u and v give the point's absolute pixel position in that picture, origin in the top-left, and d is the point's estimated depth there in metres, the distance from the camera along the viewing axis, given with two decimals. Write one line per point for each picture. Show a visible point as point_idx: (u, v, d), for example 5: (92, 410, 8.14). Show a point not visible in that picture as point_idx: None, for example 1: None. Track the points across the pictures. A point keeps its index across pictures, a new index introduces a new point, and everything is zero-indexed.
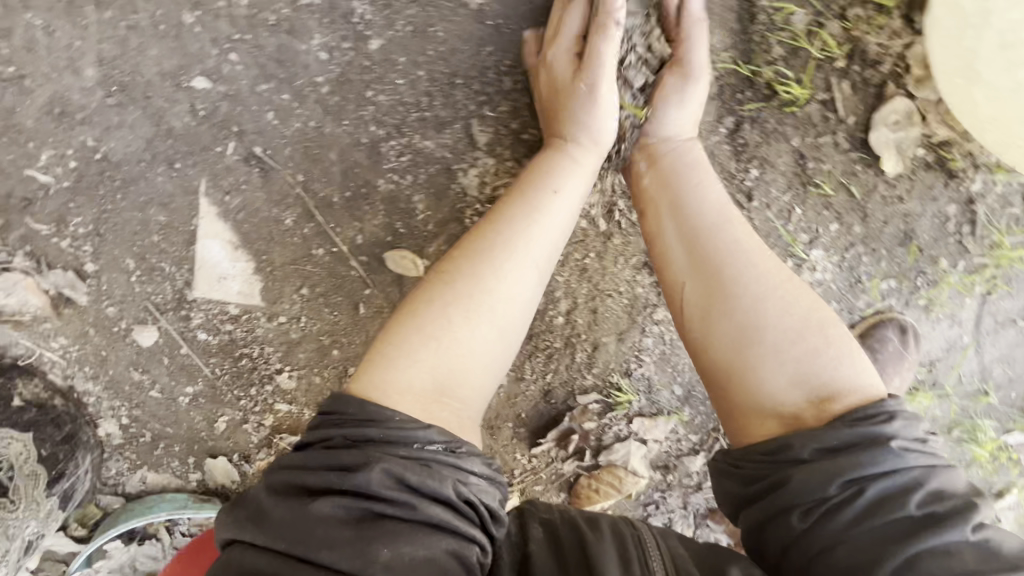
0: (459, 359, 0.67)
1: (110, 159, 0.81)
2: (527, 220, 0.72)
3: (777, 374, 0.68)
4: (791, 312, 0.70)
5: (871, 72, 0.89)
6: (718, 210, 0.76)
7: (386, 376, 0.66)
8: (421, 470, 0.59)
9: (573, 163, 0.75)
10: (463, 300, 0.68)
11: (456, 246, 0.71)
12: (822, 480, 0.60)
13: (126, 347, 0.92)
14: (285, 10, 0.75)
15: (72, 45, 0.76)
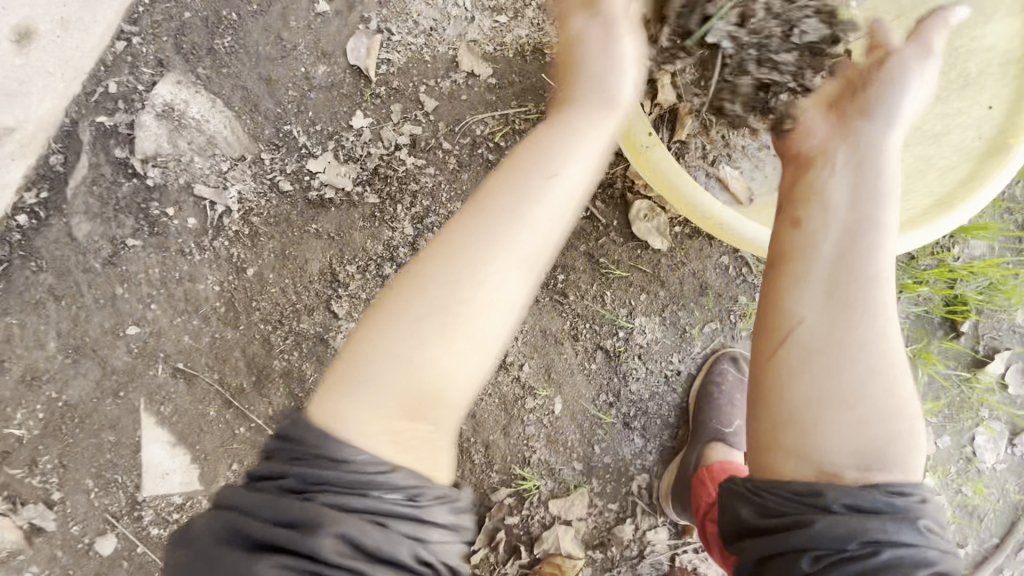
0: (435, 377, 0.62)
1: (69, 403, 1.06)
2: (489, 232, 0.65)
3: (878, 382, 0.65)
4: (887, 398, 0.65)
5: (611, 190, 1.25)
6: (866, 271, 0.68)
7: (337, 399, 0.61)
8: (372, 523, 0.55)
9: (559, 153, 0.70)
10: (456, 316, 0.62)
11: (446, 235, 0.66)
12: (838, 531, 0.60)
13: (91, 559, 1.08)
14: (185, 266, 1.06)
15: (38, 330, 1.04)
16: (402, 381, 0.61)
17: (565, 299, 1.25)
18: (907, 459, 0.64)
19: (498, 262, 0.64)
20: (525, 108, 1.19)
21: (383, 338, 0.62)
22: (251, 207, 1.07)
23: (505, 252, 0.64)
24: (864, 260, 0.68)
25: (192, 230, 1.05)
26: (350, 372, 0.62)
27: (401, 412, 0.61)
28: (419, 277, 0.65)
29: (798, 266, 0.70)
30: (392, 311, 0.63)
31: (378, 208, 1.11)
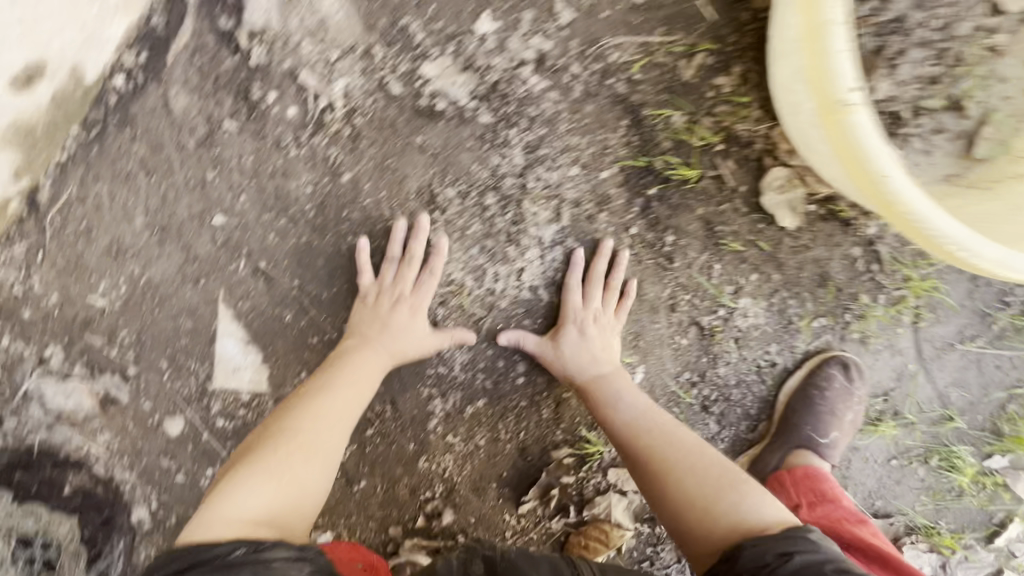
0: (299, 484, 0.88)
1: (152, 282, 1.04)
2: (320, 411, 0.94)
3: (673, 472, 0.96)
4: (714, 481, 0.93)
5: (748, 150, 1.08)
6: (638, 414, 1.03)
7: (212, 513, 0.80)
8: (248, 572, 0.71)
9: (358, 359, 0.99)
10: (278, 474, 0.86)
11: (280, 424, 0.92)
12: (757, 552, 0.81)
13: (158, 436, 1.10)
14: (279, 161, 0.98)
15: (127, 203, 1.00)
16: (275, 496, 0.84)
17: (670, 264, 1.12)
18: (751, 502, 0.90)
19: (319, 426, 0.93)
20: (670, 37, 1.03)
21: (241, 478, 0.85)
22: (355, 105, 0.97)
23: (335, 413, 0.95)
24: (622, 407, 1.05)
25: (291, 122, 0.97)
26: (238, 471, 0.87)
27: (261, 517, 0.82)
28: (284, 426, 0.92)
29: (608, 391, 1.06)
30: (262, 454, 0.89)
31: (490, 129, 1.01)
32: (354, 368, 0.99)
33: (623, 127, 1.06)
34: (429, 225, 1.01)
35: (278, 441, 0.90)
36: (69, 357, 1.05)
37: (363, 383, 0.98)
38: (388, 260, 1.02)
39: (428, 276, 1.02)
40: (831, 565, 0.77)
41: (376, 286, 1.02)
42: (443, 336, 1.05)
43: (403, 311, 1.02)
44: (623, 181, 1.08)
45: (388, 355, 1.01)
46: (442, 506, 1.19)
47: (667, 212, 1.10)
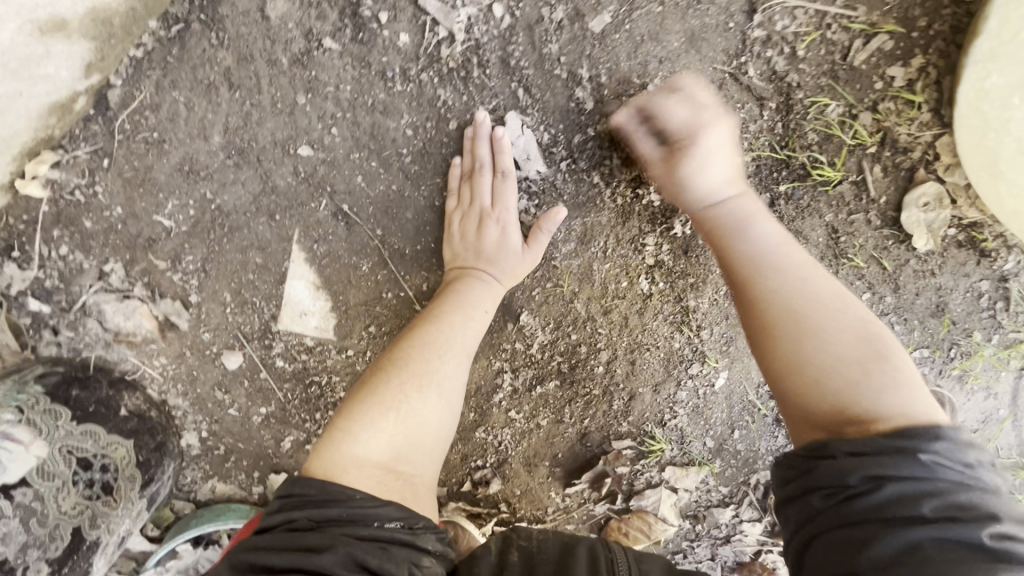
0: (416, 430, 0.74)
1: (222, 209, 0.95)
2: (440, 331, 0.82)
3: (799, 330, 0.65)
4: (836, 337, 0.64)
5: (901, 158, 0.94)
6: (775, 243, 0.76)
7: (339, 449, 0.69)
8: (380, 552, 0.61)
9: (476, 281, 0.87)
10: (400, 406, 0.74)
11: (389, 358, 0.79)
12: (841, 466, 0.55)
13: (215, 368, 1.05)
14: (381, 95, 0.86)
15: (205, 117, 0.89)
16: (398, 431, 0.72)
17: None
18: (892, 395, 0.59)
19: (448, 361, 0.80)
20: (851, 11, 0.88)
21: (361, 414, 0.72)
22: (479, 42, 0.84)
23: (458, 348, 0.82)
24: (765, 249, 0.75)
25: (402, 51, 0.84)
26: (364, 408, 0.73)
27: (382, 467, 0.70)
28: (401, 357, 0.79)
29: (734, 238, 0.78)
30: (379, 385, 0.76)
31: (624, 92, 0.87)
32: (474, 302, 0.86)
33: (769, 112, 0.92)
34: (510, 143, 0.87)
35: (398, 376, 0.76)
36: (129, 276, 0.98)
37: (475, 321, 0.85)
38: (480, 169, 0.86)
39: (503, 179, 0.87)
40: (942, 503, 0.51)
41: (463, 205, 0.89)
42: (540, 240, 0.88)
43: (498, 240, 0.87)
44: (752, 173, 0.95)
45: (497, 284, 0.88)
46: (491, 475, 1.15)
47: (793, 214, 0.97)
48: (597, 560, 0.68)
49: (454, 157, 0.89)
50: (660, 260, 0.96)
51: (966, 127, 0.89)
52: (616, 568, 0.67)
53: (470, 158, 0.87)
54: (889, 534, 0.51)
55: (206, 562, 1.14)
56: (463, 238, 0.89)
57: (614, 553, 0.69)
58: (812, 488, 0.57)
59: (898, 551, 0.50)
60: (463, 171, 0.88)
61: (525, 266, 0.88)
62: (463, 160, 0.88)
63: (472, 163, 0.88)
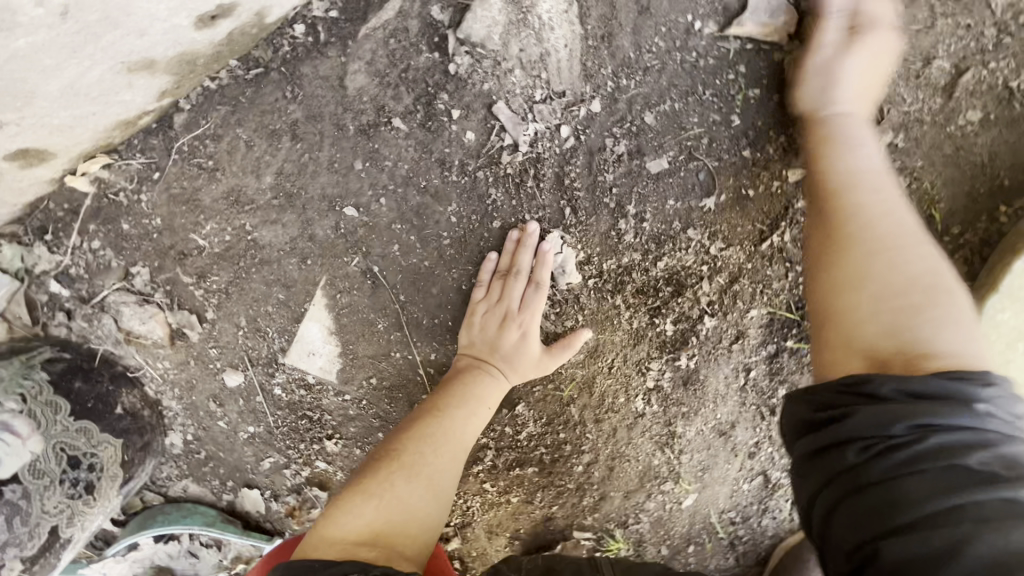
0: (395, 512, 0.77)
1: (257, 242, 0.97)
2: (436, 422, 0.87)
3: (855, 271, 0.71)
4: (909, 285, 0.68)
5: None
6: (869, 169, 0.78)
7: (321, 530, 0.74)
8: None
9: (484, 376, 0.91)
10: (384, 491, 0.78)
11: (385, 450, 0.85)
12: (885, 417, 0.58)
13: (215, 382, 1.08)
14: (435, 180, 0.89)
15: (262, 158, 0.91)
16: (378, 511, 0.76)
17: (770, 416, 1.05)
18: (945, 333, 0.64)
19: (439, 451, 0.84)
20: None
21: (348, 499, 0.78)
22: (539, 156, 0.87)
23: (454, 440, 0.86)
24: (861, 181, 0.77)
25: (465, 146, 0.87)
26: (353, 493, 0.79)
27: (356, 540, 0.72)
28: (397, 444, 0.85)
29: (847, 129, 0.80)
30: (371, 471, 0.82)
31: (663, 230, 0.91)
32: (478, 397, 0.89)
33: (795, 275, 0.95)
34: (551, 258, 0.90)
35: (389, 465, 0.82)
36: (153, 282, 1.00)
37: (475, 416, 0.89)
38: (515, 273, 0.90)
39: (536, 289, 0.90)
40: (984, 456, 0.53)
41: (488, 302, 0.92)
42: (556, 354, 0.92)
43: (516, 341, 0.90)
44: (765, 325, 0.99)
45: (505, 381, 0.92)
46: (452, 533, 1.19)
47: (793, 368, 1.02)
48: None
49: (485, 260, 0.92)
50: (660, 385, 1.00)
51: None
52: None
53: (502, 264, 0.91)
54: (922, 487, 0.53)
55: (163, 556, 1.19)
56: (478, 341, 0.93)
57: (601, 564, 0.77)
58: (848, 441, 0.59)
59: (936, 509, 0.52)
60: (491, 277, 0.92)
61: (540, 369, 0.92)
62: (490, 266, 0.92)
63: (501, 270, 0.91)
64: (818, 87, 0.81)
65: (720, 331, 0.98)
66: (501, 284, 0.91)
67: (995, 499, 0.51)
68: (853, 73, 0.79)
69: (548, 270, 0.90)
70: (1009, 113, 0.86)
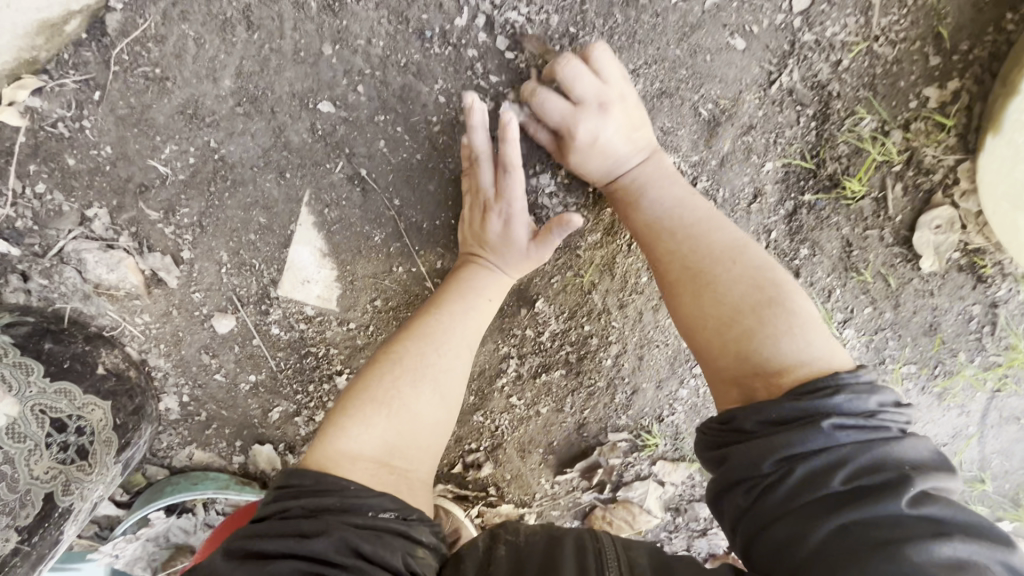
0: (411, 425, 0.71)
1: (226, 160, 0.87)
2: (433, 321, 0.80)
3: (702, 284, 0.70)
4: (736, 286, 0.68)
5: (923, 179, 0.96)
6: (673, 203, 0.78)
7: (332, 441, 0.67)
8: (376, 540, 0.58)
9: (482, 270, 0.85)
10: (393, 401, 0.71)
11: (377, 357, 0.77)
12: (755, 452, 0.56)
13: (204, 331, 0.98)
14: (417, 56, 0.81)
15: (217, 57, 0.81)
16: (392, 426, 0.70)
17: (794, 279, 1.02)
18: (787, 339, 0.63)
19: (441, 353, 0.77)
20: (897, 24, 0.88)
21: (350, 414, 0.71)
22: (524, 12, 0.81)
23: (454, 340, 0.79)
24: (680, 208, 0.78)
25: (443, 10, 0.80)
26: (353, 409, 0.71)
27: (374, 461, 0.67)
28: (401, 346, 0.77)
29: (631, 188, 0.81)
30: (375, 375, 0.74)
31: (670, 84, 0.86)
32: (476, 289, 0.84)
33: (806, 119, 0.91)
34: (515, 126, 0.74)
35: (393, 370, 0.74)
36: (114, 225, 0.89)
37: (466, 316, 0.82)
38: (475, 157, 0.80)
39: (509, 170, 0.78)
40: (849, 472, 0.52)
41: (470, 195, 0.85)
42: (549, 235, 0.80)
43: (501, 231, 0.83)
44: (781, 179, 0.94)
45: (504, 275, 0.85)
46: (483, 459, 1.14)
47: (812, 224, 0.98)
48: (582, 545, 0.62)
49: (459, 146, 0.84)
50: None
51: (989, 203, 0.94)
52: (604, 561, 0.60)
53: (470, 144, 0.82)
54: (817, 528, 0.51)
55: (179, 531, 1.10)
56: (468, 233, 0.87)
57: (600, 543, 0.63)
58: (734, 486, 0.57)
59: (822, 539, 0.50)
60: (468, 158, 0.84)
61: (534, 253, 0.83)
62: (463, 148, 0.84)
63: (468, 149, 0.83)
64: (582, 157, 0.81)
65: (737, 191, 0.93)
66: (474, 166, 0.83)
67: (873, 518, 0.49)
68: (615, 140, 0.79)
69: (515, 144, 0.76)
70: None
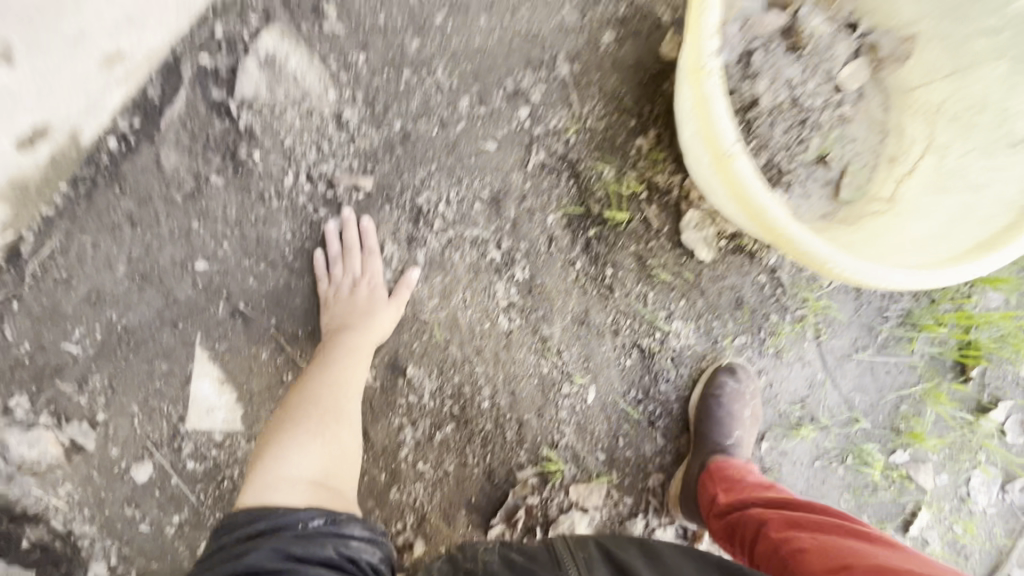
0: (334, 453, 0.99)
1: (128, 328, 1.08)
2: (331, 378, 1.06)
3: None
4: None
5: (667, 197, 1.31)
6: None
7: (269, 478, 0.91)
8: (304, 542, 0.80)
9: (356, 332, 1.09)
10: (318, 436, 0.99)
11: (291, 411, 1.02)
12: None
13: (124, 484, 1.09)
14: (261, 212, 1.09)
15: (109, 252, 1.07)
16: (321, 455, 0.97)
17: (612, 294, 1.29)
18: None
19: (346, 397, 1.05)
20: (598, 107, 1.27)
21: (285, 454, 0.96)
22: (334, 163, 1.11)
23: (352, 386, 1.07)
24: None
25: (273, 176, 1.09)
26: (281, 445, 0.97)
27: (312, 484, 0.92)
28: (310, 399, 1.03)
29: None
30: (293, 428, 1.00)
31: (455, 181, 1.17)
32: (357, 347, 1.09)
33: (564, 181, 1.25)
34: (371, 225, 1.13)
35: (309, 414, 1.01)
36: (35, 407, 1.05)
37: (356, 367, 1.08)
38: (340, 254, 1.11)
39: (370, 256, 1.12)
40: None
41: (332, 281, 1.12)
42: (402, 293, 1.14)
43: (369, 295, 1.12)
44: (567, 225, 1.26)
45: (375, 331, 1.10)
46: (413, 537, 1.21)
47: (605, 250, 1.29)
48: None
49: (314, 253, 1.11)
50: (510, 301, 1.20)
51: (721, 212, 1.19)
52: None
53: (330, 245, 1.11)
54: None
55: None
56: (337, 308, 1.11)
57: None
58: None
59: None
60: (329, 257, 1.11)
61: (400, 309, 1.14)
62: (321, 252, 1.12)
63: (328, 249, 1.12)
64: None
65: (535, 241, 1.23)
66: (337, 260, 1.12)
67: None
68: None
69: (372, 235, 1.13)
70: (632, 27, 1.28)
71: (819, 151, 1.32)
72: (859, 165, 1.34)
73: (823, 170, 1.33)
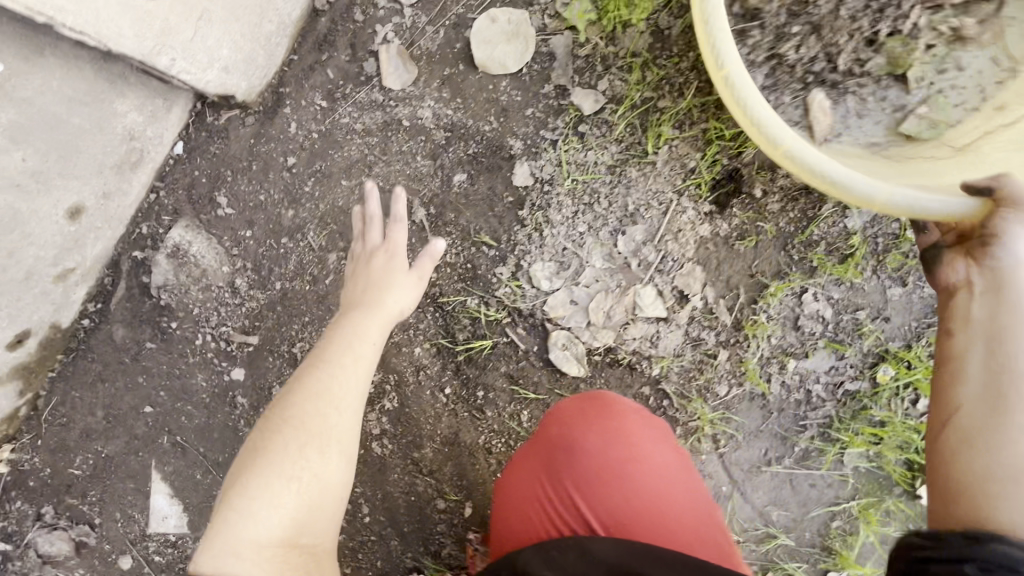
0: (318, 491, 0.91)
1: (109, 455, 1.45)
2: (330, 384, 1.00)
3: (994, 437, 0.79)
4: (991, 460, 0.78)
5: (531, 318, 1.34)
6: None
7: (231, 533, 0.86)
8: None
9: (365, 321, 1.10)
10: (300, 477, 0.91)
11: (275, 428, 0.95)
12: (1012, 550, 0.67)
13: (114, 571, 1.46)
14: (185, 366, 1.40)
15: (91, 401, 1.44)
16: (302, 501, 0.90)
17: (483, 413, 1.36)
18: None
19: (341, 413, 0.98)
20: (457, 241, 1.36)
21: (262, 493, 0.88)
22: (231, 324, 1.37)
23: (347, 399, 0.99)
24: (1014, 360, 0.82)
25: (189, 339, 1.38)
26: (259, 476, 0.90)
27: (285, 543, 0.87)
28: (294, 417, 0.96)
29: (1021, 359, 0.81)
30: (272, 461, 0.92)
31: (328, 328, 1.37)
32: (360, 342, 1.06)
33: (429, 314, 1.37)
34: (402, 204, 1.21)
35: (296, 440, 0.93)
36: (57, 513, 1.46)
37: (353, 373, 1.02)
38: (371, 218, 1.21)
39: (397, 224, 1.19)
40: None
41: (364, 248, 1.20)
42: (421, 270, 1.17)
43: (384, 266, 1.17)
44: (435, 353, 1.37)
45: (381, 321, 1.10)
46: None
47: (476, 372, 1.37)
48: None
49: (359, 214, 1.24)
50: (381, 428, 1.37)
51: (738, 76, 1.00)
52: None
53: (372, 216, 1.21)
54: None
55: None
56: (365, 278, 1.16)
57: None
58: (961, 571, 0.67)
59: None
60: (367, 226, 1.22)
61: (408, 294, 1.15)
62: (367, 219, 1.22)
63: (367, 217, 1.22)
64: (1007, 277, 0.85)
65: (404, 371, 1.37)
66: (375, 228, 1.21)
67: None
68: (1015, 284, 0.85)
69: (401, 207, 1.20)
70: (483, 163, 1.35)
71: (890, 66, 1.17)
72: (949, 99, 1.16)
73: (900, 92, 1.18)
